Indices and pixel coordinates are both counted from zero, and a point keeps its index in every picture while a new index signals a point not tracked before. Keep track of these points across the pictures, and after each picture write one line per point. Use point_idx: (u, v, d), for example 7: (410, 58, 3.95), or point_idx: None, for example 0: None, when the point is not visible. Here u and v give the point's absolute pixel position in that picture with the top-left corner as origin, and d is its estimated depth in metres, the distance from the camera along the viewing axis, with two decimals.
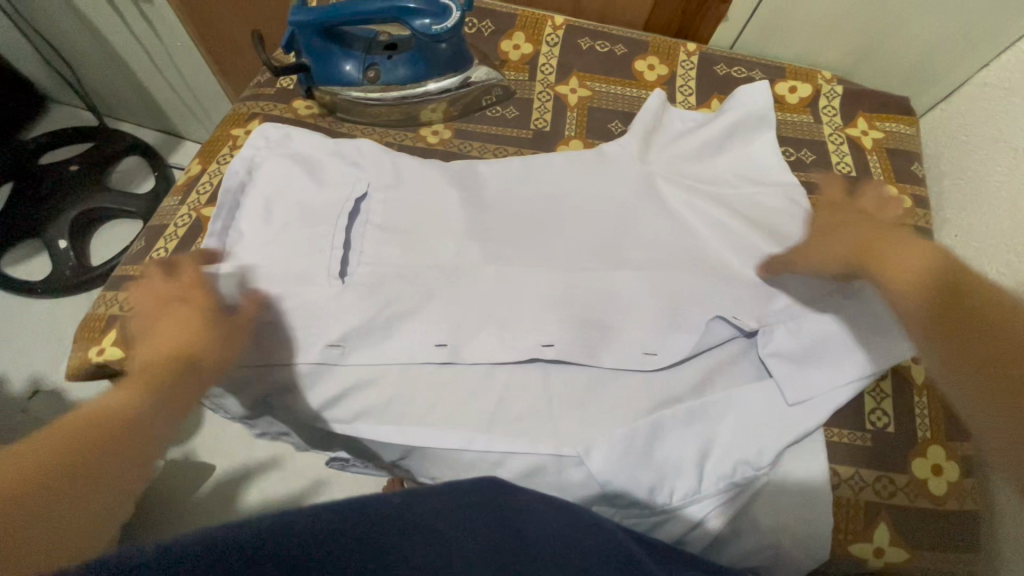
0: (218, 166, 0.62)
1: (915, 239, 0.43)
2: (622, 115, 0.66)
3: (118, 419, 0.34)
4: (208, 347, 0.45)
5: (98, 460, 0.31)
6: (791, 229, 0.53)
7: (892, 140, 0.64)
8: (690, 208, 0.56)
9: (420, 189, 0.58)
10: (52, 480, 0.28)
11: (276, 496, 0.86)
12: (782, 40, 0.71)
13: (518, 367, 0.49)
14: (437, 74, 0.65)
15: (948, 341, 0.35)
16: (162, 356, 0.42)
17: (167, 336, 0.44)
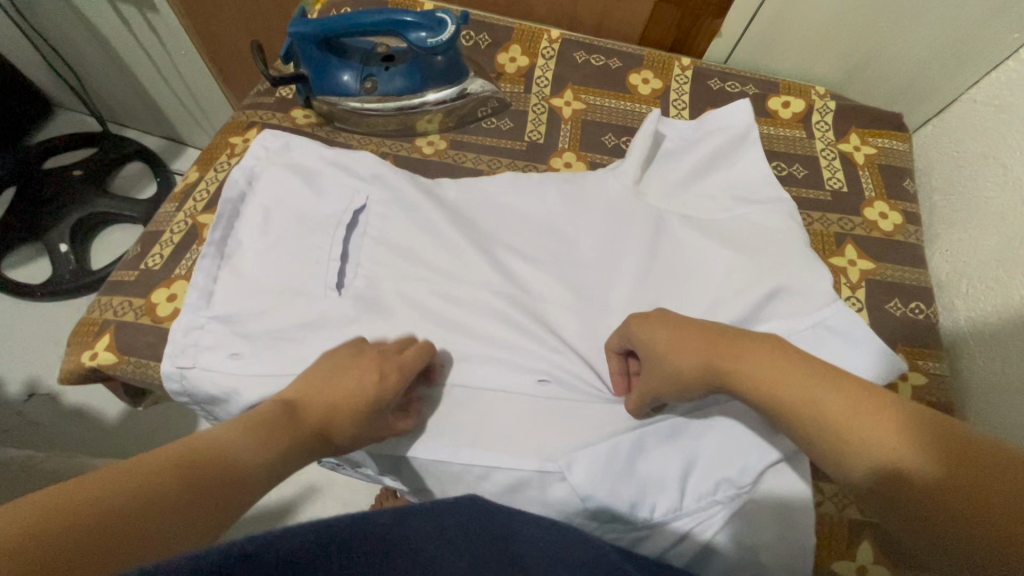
0: (216, 173, 0.63)
1: (761, 356, 0.39)
2: (615, 128, 0.66)
3: (223, 450, 0.33)
4: (377, 404, 0.41)
5: (192, 486, 0.30)
6: (787, 250, 0.53)
7: (884, 156, 0.64)
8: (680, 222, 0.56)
9: (416, 203, 0.59)
10: (144, 498, 0.28)
11: (267, 503, 0.85)
12: (776, 56, 0.71)
13: (509, 376, 0.50)
14: (433, 87, 0.65)
15: (938, 494, 0.29)
16: (328, 415, 0.40)
17: (349, 384, 0.41)
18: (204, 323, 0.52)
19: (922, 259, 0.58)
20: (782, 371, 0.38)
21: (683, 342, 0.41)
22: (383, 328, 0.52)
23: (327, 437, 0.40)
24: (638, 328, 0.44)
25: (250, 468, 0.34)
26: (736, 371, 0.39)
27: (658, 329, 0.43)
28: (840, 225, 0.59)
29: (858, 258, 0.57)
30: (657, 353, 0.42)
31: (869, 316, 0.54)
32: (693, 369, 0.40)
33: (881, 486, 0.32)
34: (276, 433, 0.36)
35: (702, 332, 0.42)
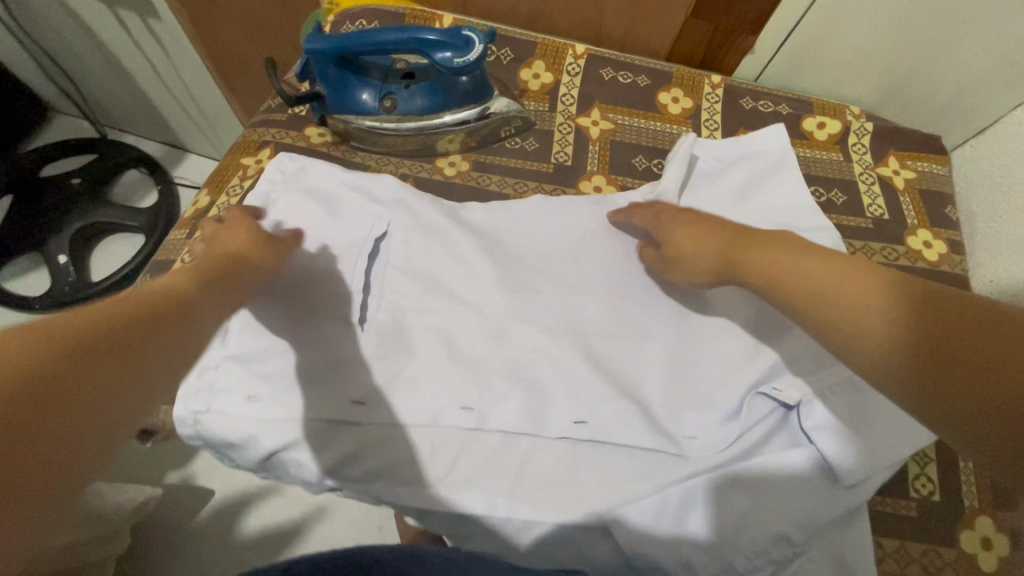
0: (228, 198, 0.60)
1: (771, 240, 0.44)
2: (646, 150, 0.64)
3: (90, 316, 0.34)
4: (255, 260, 0.49)
5: (99, 360, 0.32)
6: None
7: (925, 181, 0.62)
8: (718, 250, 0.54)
9: (441, 230, 0.56)
10: (54, 387, 0.29)
11: (277, 524, 0.83)
12: (809, 74, 0.69)
13: (545, 418, 0.48)
14: (459, 109, 0.63)
15: (923, 332, 0.34)
16: (224, 268, 0.46)
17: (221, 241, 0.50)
18: (222, 364, 0.50)
19: (969, 291, 0.56)
20: (786, 253, 0.43)
21: (701, 233, 0.48)
22: (411, 367, 0.50)
23: (225, 276, 0.46)
24: (669, 225, 0.50)
25: (151, 347, 0.35)
26: (742, 255, 0.45)
27: (684, 229, 0.49)
28: (883, 254, 0.57)
29: None
30: (680, 248, 0.49)
31: None
32: (711, 256, 0.47)
33: (862, 329, 0.37)
34: (160, 318, 0.38)
35: (720, 232, 0.47)
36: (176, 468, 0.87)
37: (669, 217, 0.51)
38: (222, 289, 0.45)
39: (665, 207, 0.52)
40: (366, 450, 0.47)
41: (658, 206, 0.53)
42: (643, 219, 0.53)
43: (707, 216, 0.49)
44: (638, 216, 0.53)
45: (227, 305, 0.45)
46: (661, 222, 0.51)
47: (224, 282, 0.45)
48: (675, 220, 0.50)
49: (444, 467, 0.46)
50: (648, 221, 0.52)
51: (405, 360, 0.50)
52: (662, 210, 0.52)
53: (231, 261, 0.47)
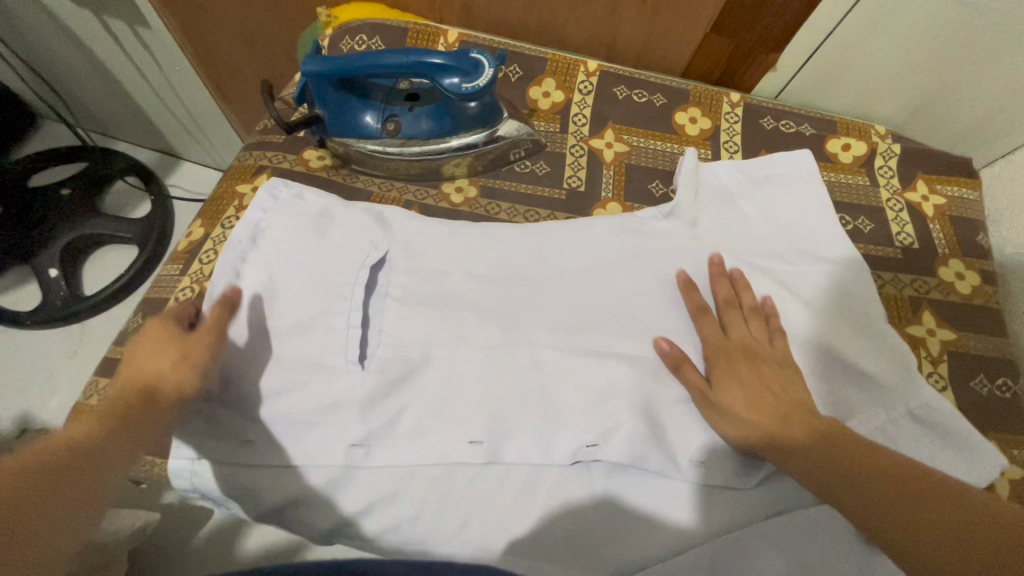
0: (223, 230, 0.56)
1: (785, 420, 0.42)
2: (662, 174, 0.61)
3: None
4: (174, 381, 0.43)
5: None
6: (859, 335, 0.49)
7: (955, 207, 0.59)
8: (736, 295, 0.51)
9: (452, 264, 0.54)
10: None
11: (278, 546, 0.80)
12: (832, 90, 0.66)
13: (561, 472, 0.45)
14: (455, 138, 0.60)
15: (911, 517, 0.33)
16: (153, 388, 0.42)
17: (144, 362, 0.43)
18: (213, 410, 0.47)
19: (1004, 326, 0.53)
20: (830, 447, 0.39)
21: (750, 393, 0.44)
22: (414, 414, 0.47)
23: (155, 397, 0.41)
24: (719, 365, 0.46)
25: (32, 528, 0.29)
26: (786, 442, 0.41)
27: (732, 381, 0.45)
28: (914, 287, 0.54)
29: (937, 327, 0.52)
30: (726, 400, 0.44)
31: (956, 396, 0.49)
32: (756, 427, 0.42)
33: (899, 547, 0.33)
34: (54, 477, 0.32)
35: (776, 401, 0.43)
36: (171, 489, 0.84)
37: (729, 347, 0.47)
38: (134, 436, 0.38)
39: (730, 340, 0.48)
40: (375, 504, 0.45)
41: (728, 319, 0.49)
42: (705, 328, 0.49)
43: (764, 373, 0.45)
44: (695, 319, 0.50)
45: (152, 431, 0.40)
46: (708, 348, 0.48)
47: (141, 411, 0.40)
48: (727, 358, 0.47)
49: (457, 526, 0.44)
50: (706, 338, 0.49)
51: (410, 411, 0.47)
52: (726, 336, 0.48)
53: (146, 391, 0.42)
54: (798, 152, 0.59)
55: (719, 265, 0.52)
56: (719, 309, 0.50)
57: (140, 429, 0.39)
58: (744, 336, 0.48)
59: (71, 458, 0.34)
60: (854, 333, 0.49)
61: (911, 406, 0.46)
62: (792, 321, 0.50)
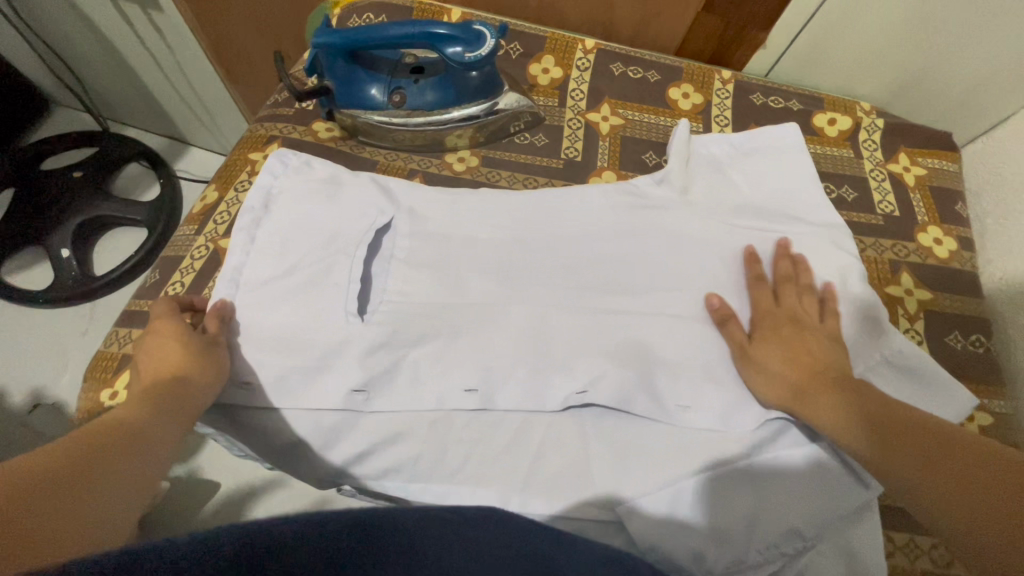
0: (237, 194, 0.59)
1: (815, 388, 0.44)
2: (655, 145, 0.64)
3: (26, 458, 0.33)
4: (199, 372, 0.45)
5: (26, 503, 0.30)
6: (837, 292, 0.51)
7: (935, 178, 0.62)
8: (789, 265, 0.52)
9: (453, 225, 0.57)
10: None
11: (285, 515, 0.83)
12: (820, 69, 0.69)
13: (556, 417, 0.48)
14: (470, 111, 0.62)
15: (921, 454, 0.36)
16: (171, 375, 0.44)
17: (157, 355, 0.46)
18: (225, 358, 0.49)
19: (978, 288, 0.55)
20: (861, 409, 0.41)
21: (787, 352, 0.46)
22: (413, 362, 0.49)
23: (184, 382, 0.44)
24: (760, 325, 0.49)
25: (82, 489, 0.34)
26: (813, 399, 0.43)
27: (773, 342, 0.47)
28: (894, 251, 0.57)
29: (914, 288, 0.55)
30: (761, 355, 0.47)
31: (931, 350, 0.52)
32: (785, 379, 0.45)
33: (937, 504, 0.33)
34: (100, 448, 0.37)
35: (810, 358, 0.46)
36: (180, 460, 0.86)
37: (779, 316, 0.49)
38: (167, 416, 0.42)
39: (778, 307, 0.50)
40: (379, 445, 0.48)
41: (780, 290, 0.51)
42: (755, 295, 0.51)
43: (806, 337, 0.47)
44: (750, 286, 0.52)
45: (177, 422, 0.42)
46: (755, 311, 0.51)
47: (170, 394, 0.43)
48: (772, 322, 0.49)
49: (454, 464, 0.47)
50: (756, 302, 0.51)
51: (411, 359, 0.49)
52: (776, 302, 0.50)
53: (174, 379, 0.44)
54: (782, 124, 0.63)
55: (783, 249, 0.53)
56: (775, 282, 0.52)
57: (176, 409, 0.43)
58: (793, 306, 0.49)
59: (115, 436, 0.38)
60: (834, 291, 0.51)
61: (886, 354, 0.48)
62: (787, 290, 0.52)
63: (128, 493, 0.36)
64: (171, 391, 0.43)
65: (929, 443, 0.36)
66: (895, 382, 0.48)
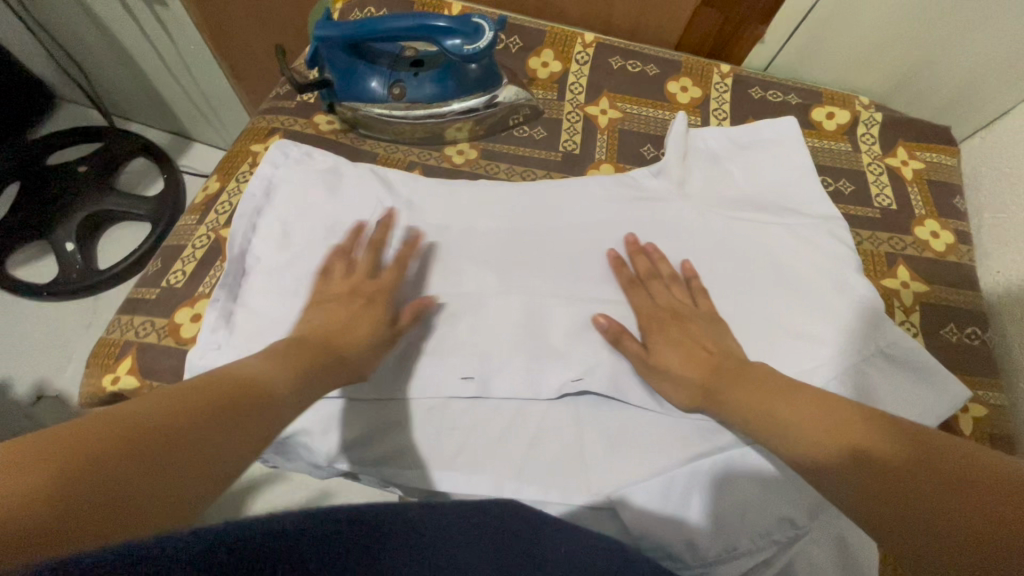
0: (237, 185, 0.60)
1: (750, 386, 0.41)
2: (653, 139, 0.64)
3: (159, 396, 0.29)
4: (352, 342, 0.45)
5: (187, 434, 0.28)
6: (829, 284, 0.52)
7: (933, 171, 0.62)
8: (645, 260, 0.53)
9: (451, 215, 0.57)
10: (89, 478, 0.24)
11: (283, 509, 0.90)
12: (818, 63, 0.69)
13: (552, 405, 0.48)
14: (433, 117, 0.64)
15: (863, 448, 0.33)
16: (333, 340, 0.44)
17: (326, 317, 0.46)
18: (224, 344, 0.50)
19: (975, 281, 0.56)
20: (769, 394, 0.40)
21: (684, 351, 0.46)
22: (410, 351, 0.50)
23: (337, 350, 0.44)
24: (650, 331, 0.48)
25: (216, 437, 0.29)
26: (723, 395, 0.42)
27: (665, 343, 0.47)
28: (890, 244, 0.57)
29: (910, 280, 0.55)
30: (663, 363, 0.46)
31: (926, 342, 0.52)
32: (689, 381, 0.45)
33: (841, 488, 0.33)
34: (239, 397, 0.32)
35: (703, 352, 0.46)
36: None
37: (660, 314, 0.49)
38: (303, 383, 0.39)
39: (656, 306, 0.50)
40: (375, 433, 0.48)
41: (653, 289, 0.51)
42: (635, 300, 0.51)
43: (692, 332, 0.47)
44: (626, 291, 0.52)
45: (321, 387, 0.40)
46: (640, 318, 0.50)
47: (318, 360, 0.41)
48: (658, 323, 0.49)
49: (450, 451, 0.47)
50: (637, 308, 0.51)
51: (408, 347, 0.50)
52: (654, 303, 0.50)
53: (328, 348, 0.43)
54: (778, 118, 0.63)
55: (635, 245, 0.54)
56: (643, 280, 0.53)
57: (311, 379, 0.40)
58: (668, 301, 0.50)
59: (255, 389, 0.34)
60: (829, 283, 0.52)
61: (882, 345, 0.48)
62: (781, 281, 0.53)
63: (261, 454, 0.31)
64: (324, 357, 0.42)
65: (871, 432, 0.33)
66: (891, 375, 0.48)
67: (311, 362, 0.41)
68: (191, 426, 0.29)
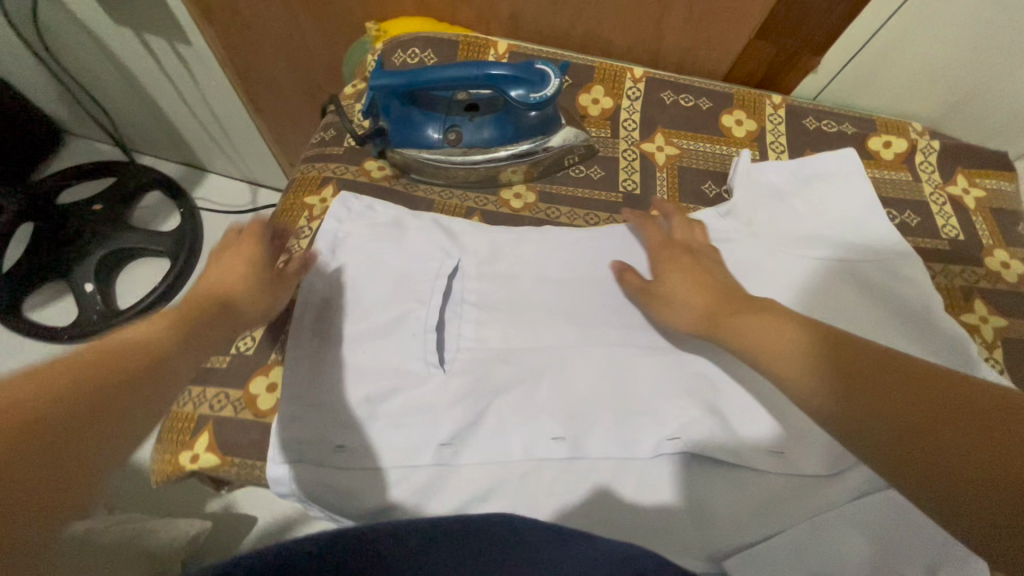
0: (298, 241, 0.58)
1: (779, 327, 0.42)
2: (714, 175, 0.63)
3: (22, 384, 0.25)
4: (246, 299, 0.45)
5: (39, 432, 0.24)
6: (907, 334, 0.51)
7: (994, 199, 0.62)
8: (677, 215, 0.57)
9: (522, 264, 0.56)
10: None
11: None
12: (869, 91, 0.68)
13: (651, 463, 0.47)
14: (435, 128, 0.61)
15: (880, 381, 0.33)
16: (223, 293, 0.44)
17: (215, 273, 0.46)
18: (308, 413, 0.48)
19: None
20: None
21: (693, 278, 0.50)
22: (497, 410, 0.48)
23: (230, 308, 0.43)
24: (660, 260, 0.52)
25: (80, 433, 0.25)
26: (726, 319, 0.45)
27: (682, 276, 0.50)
28: (964, 277, 0.57)
29: (989, 314, 0.55)
30: (668, 290, 0.50)
31: (1012, 378, 0.52)
32: (697, 306, 0.48)
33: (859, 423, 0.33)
34: (131, 378, 0.30)
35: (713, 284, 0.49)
36: (217, 498, 0.93)
37: (673, 246, 0.53)
38: (201, 340, 0.37)
39: (670, 240, 0.54)
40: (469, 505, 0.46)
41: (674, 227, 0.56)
42: (649, 235, 0.55)
43: (700, 262, 0.51)
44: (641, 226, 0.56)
45: (212, 343, 0.39)
46: (652, 246, 0.54)
47: (210, 319, 0.40)
48: (667, 252, 0.53)
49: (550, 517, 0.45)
50: (650, 239, 0.55)
51: (493, 407, 0.48)
52: (671, 237, 0.55)
53: (216, 302, 0.43)
54: (821, 155, 0.62)
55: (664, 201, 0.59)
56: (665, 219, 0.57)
57: (206, 335, 0.38)
58: (687, 238, 0.54)
59: (144, 358, 0.31)
60: (912, 329, 0.52)
61: None
62: (858, 324, 0.52)
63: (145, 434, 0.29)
64: (215, 314, 0.41)
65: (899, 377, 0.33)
66: None
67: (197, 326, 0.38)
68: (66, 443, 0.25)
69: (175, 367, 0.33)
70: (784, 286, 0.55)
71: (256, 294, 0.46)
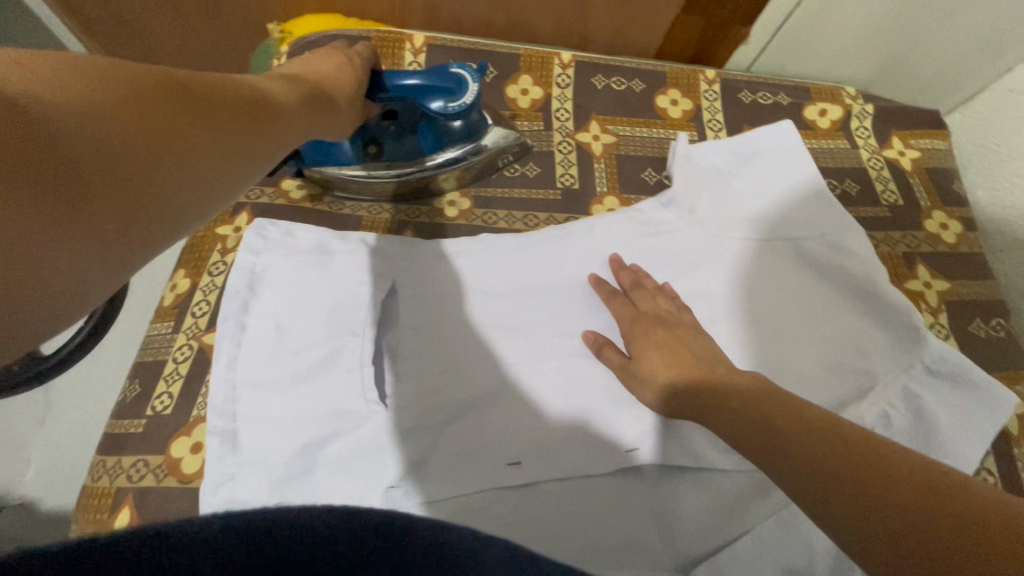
0: (212, 279, 0.53)
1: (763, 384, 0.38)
2: (653, 161, 0.61)
3: (165, 77, 0.30)
4: (343, 85, 0.48)
5: (182, 129, 0.29)
6: (852, 310, 0.51)
7: (931, 159, 0.62)
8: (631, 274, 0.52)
9: (462, 278, 0.52)
10: (44, 212, 0.22)
11: None
12: (801, 58, 0.67)
13: (611, 477, 0.45)
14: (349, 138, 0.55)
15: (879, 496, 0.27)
16: (324, 81, 0.47)
17: (316, 62, 0.49)
18: (237, 473, 0.44)
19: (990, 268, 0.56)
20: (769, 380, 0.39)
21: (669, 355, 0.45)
22: (449, 442, 0.45)
23: (336, 98, 0.47)
24: (634, 335, 0.47)
25: (204, 141, 0.30)
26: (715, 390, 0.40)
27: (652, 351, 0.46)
28: (905, 244, 0.57)
29: (932, 279, 0.55)
30: (647, 368, 0.45)
31: (957, 342, 0.52)
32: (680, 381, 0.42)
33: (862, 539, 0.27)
34: (258, 116, 0.35)
35: (696, 360, 0.43)
36: None
37: (642, 319, 0.48)
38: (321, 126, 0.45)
39: (641, 312, 0.49)
40: None
41: (636, 297, 0.50)
42: (616, 309, 0.50)
43: (678, 336, 0.46)
44: (608, 304, 0.51)
45: (325, 124, 0.45)
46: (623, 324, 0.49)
47: (320, 100, 0.44)
48: (643, 328, 0.47)
49: None
50: (619, 315, 0.49)
51: (443, 441, 0.45)
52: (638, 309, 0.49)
53: (321, 85, 0.46)
54: (758, 131, 0.60)
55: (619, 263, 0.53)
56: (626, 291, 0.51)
57: (316, 110, 0.44)
58: (655, 309, 0.49)
59: (261, 105, 0.36)
60: (860, 306, 0.51)
61: (926, 361, 0.48)
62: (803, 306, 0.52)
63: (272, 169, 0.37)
64: (324, 95, 0.45)
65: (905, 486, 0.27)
66: (944, 400, 0.47)
67: (267, 105, 0.37)
68: (143, 135, 0.27)
69: (275, 126, 0.37)
70: (733, 276, 0.53)
71: (347, 85, 0.49)
